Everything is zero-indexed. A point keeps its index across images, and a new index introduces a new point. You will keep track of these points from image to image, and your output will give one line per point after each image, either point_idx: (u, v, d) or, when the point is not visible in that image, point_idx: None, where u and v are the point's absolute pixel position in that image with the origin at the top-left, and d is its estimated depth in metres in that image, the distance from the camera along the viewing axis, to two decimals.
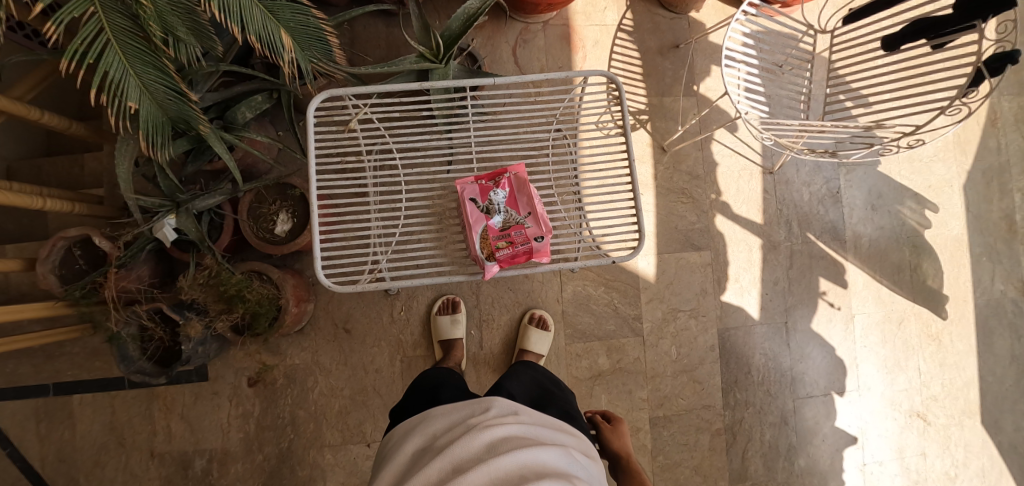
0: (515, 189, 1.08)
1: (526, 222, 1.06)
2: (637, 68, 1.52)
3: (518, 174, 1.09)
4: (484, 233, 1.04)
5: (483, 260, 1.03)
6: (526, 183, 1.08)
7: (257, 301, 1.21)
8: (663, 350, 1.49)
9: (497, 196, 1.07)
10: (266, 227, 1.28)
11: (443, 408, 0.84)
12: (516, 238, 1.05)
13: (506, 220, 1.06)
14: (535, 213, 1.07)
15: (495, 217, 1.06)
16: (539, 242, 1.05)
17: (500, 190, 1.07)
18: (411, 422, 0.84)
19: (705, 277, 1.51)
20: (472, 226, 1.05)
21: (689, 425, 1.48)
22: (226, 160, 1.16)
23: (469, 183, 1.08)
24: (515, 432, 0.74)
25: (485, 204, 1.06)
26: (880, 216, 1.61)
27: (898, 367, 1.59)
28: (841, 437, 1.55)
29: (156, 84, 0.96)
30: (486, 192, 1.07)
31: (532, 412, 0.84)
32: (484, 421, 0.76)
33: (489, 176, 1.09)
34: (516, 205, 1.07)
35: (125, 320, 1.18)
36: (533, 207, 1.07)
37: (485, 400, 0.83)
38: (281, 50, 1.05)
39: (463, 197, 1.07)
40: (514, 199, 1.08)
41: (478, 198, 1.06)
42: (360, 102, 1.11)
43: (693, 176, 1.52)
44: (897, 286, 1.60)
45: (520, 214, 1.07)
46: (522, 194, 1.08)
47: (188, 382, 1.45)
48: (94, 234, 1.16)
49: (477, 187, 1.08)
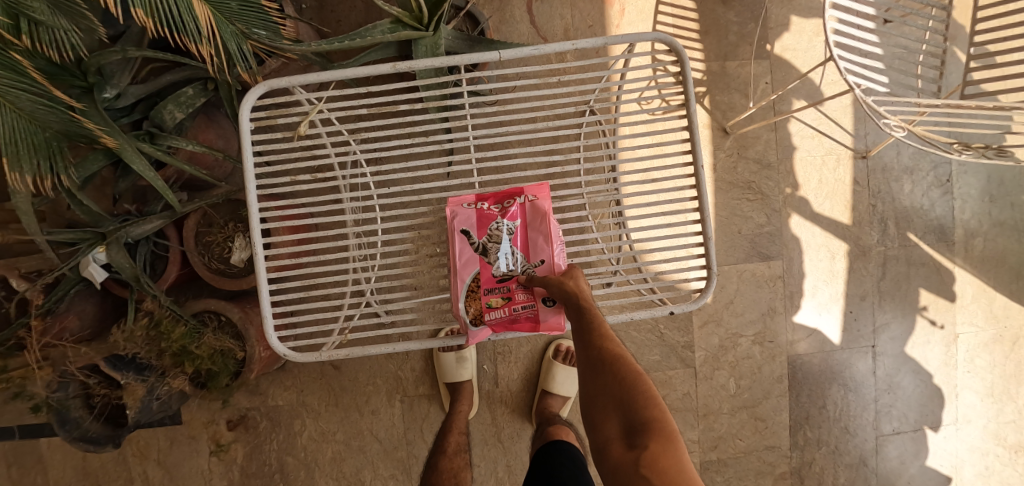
0: (529, 223, 0.75)
1: (535, 274, 0.74)
2: (691, 24, 1.15)
3: (537, 199, 0.75)
4: (474, 284, 0.74)
5: (466, 322, 0.73)
6: (551, 216, 0.74)
7: (210, 355, 0.96)
8: (719, 383, 1.21)
9: (499, 231, 0.74)
10: (220, 255, 1.01)
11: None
12: (516, 297, 0.73)
13: (506, 267, 0.74)
14: (551, 261, 0.74)
15: (492, 262, 0.73)
16: (549, 307, 0.72)
17: (507, 222, 0.74)
18: None
19: (773, 294, 1.20)
20: (459, 273, 0.74)
21: (748, 470, 1.24)
22: (151, 179, 0.87)
23: (465, 207, 0.75)
24: None
25: (484, 240, 0.74)
26: (1000, 209, 1.26)
27: (1006, 395, 1.31)
28: (931, 478, 1.29)
29: (13, 90, 0.67)
30: (486, 222, 0.74)
31: None
32: None
33: (496, 197, 0.76)
34: (525, 246, 0.74)
35: (57, 381, 0.97)
36: (550, 253, 0.74)
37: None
38: (193, 28, 0.74)
39: (452, 228, 0.74)
40: (524, 239, 0.75)
41: (473, 230, 0.74)
42: (315, 94, 0.78)
43: (762, 166, 1.18)
44: (1014, 297, 1.29)
45: (531, 262, 0.74)
46: (537, 233, 0.74)
47: (160, 426, 1.24)
48: (9, 275, 0.93)
49: (476, 215, 0.75)
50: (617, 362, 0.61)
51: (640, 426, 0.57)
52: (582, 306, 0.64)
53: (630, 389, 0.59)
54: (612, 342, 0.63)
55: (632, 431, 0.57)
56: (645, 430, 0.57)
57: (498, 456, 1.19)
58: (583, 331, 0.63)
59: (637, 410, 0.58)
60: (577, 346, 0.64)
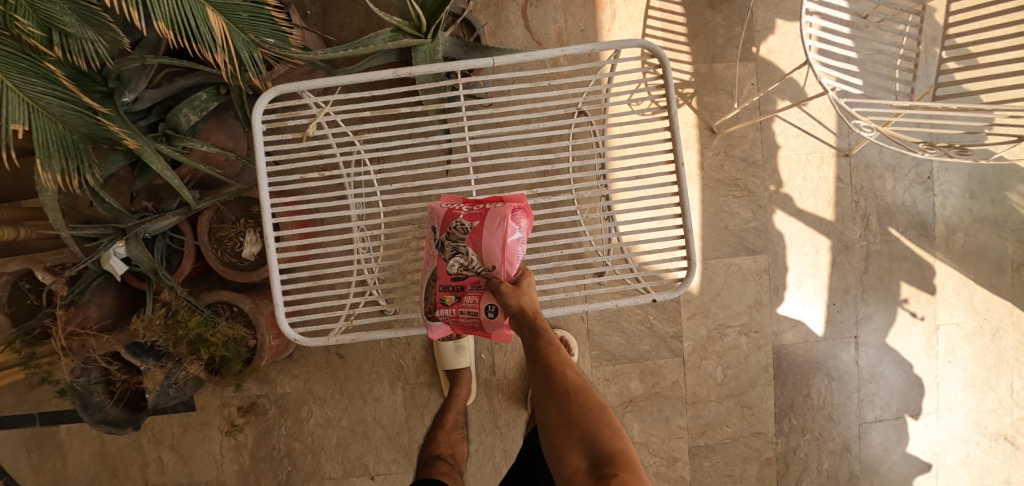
0: (484, 225, 0.70)
1: (485, 278, 0.70)
2: (680, 28, 1.20)
3: (504, 204, 0.71)
4: (434, 279, 0.74)
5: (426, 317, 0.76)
6: (507, 221, 0.69)
7: (224, 343, 1.02)
8: (707, 372, 1.26)
9: (456, 229, 0.72)
10: (232, 249, 1.07)
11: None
12: (465, 299, 0.71)
13: (459, 267, 0.71)
14: (501, 268, 0.69)
15: (446, 260, 0.72)
16: (489, 315, 0.68)
17: (465, 221, 0.71)
18: None
19: (759, 287, 1.26)
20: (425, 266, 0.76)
21: (734, 455, 1.29)
22: (168, 177, 0.93)
23: (440, 205, 0.75)
24: None
25: (443, 236, 0.73)
26: (981, 205, 1.31)
27: (987, 385, 1.35)
28: (912, 465, 1.34)
29: (46, 97, 0.73)
30: (448, 219, 0.73)
31: None
32: None
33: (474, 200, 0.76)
34: (479, 249, 0.70)
35: (80, 367, 1.03)
36: (502, 259, 0.69)
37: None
38: (209, 38, 0.80)
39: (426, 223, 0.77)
40: (477, 240, 0.70)
41: (436, 225, 0.74)
42: (321, 99, 0.84)
43: (748, 164, 1.23)
44: (994, 290, 1.33)
45: (483, 265, 0.70)
46: (492, 237, 0.69)
47: (174, 412, 1.31)
48: (35, 269, 0.99)
49: (443, 212, 0.74)
50: (581, 392, 0.65)
51: (606, 457, 0.61)
52: (545, 339, 0.65)
53: (596, 421, 0.63)
54: (572, 371, 0.67)
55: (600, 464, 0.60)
56: (611, 461, 0.61)
57: (495, 441, 1.25)
58: (549, 364, 0.65)
59: (604, 442, 0.62)
60: (542, 380, 0.65)
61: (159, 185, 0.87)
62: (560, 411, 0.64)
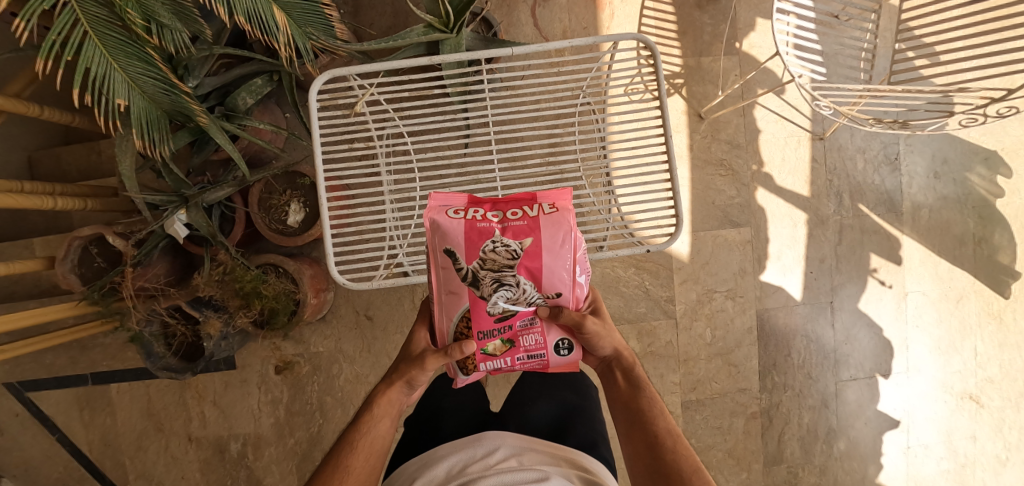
0: (544, 247, 0.60)
1: (546, 310, 0.62)
2: (671, 26, 1.36)
3: (559, 212, 0.61)
4: (466, 320, 0.62)
5: (456, 370, 0.65)
6: (571, 234, 0.61)
7: (274, 296, 1.18)
8: (697, 333, 1.41)
9: (500, 255, 0.59)
10: (278, 217, 1.22)
11: (445, 445, 0.72)
12: (521, 338, 0.62)
13: (508, 303, 0.60)
14: (567, 291, 0.62)
15: (486, 298, 0.60)
16: (560, 351, 0.64)
17: (511, 244, 0.59)
18: (420, 459, 0.71)
19: (743, 256, 1.40)
20: (446, 307, 0.62)
21: (722, 409, 1.43)
22: (229, 151, 1.08)
23: (454, 221, 0.60)
24: (512, 474, 0.60)
25: (476, 268, 0.59)
26: (944, 184, 1.45)
27: (953, 348, 1.49)
28: (884, 421, 1.48)
29: (143, 77, 0.88)
30: (479, 243, 0.59)
31: (548, 447, 0.73)
32: (481, 471, 0.63)
33: (497, 205, 0.64)
34: (536, 277, 0.60)
35: (146, 319, 1.18)
36: (569, 285, 0.62)
37: (491, 436, 0.72)
38: (275, 30, 0.95)
39: (434, 249, 0.61)
40: (537, 267, 0.60)
41: (460, 254, 0.60)
42: (364, 83, 0.99)
43: (733, 146, 1.38)
44: (958, 261, 1.47)
45: (542, 293, 0.61)
46: (551, 259, 0.60)
47: (217, 370, 1.46)
48: (107, 232, 1.13)
49: (468, 231, 0.60)
50: (670, 439, 0.70)
51: None
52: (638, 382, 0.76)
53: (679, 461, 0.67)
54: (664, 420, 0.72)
55: None
56: None
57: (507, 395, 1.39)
58: (641, 408, 0.73)
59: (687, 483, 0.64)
60: (634, 425, 0.73)
61: (223, 150, 1.03)
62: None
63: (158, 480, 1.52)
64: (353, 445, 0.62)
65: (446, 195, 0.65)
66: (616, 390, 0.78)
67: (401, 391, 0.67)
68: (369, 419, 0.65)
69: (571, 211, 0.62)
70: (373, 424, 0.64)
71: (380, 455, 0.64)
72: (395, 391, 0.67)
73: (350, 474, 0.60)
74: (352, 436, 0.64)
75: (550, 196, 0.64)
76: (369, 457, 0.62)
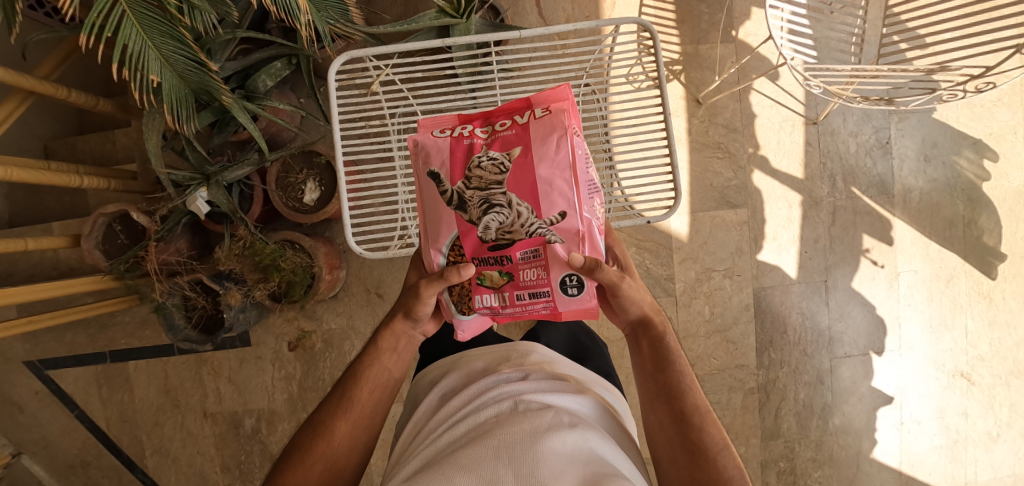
0: (534, 155, 0.59)
1: (550, 235, 0.58)
2: (670, 14, 1.42)
3: (550, 116, 0.61)
4: (457, 249, 0.62)
5: (454, 311, 0.65)
6: (562, 141, 0.59)
7: (292, 270, 1.25)
8: (696, 310, 1.46)
9: (487, 170, 0.60)
10: (294, 196, 1.28)
11: (475, 350, 0.81)
12: (519, 270, 0.59)
13: (500, 227, 0.59)
14: (568, 210, 0.58)
15: (476, 221, 0.60)
16: (564, 287, 0.59)
17: (499, 157, 0.60)
18: (448, 362, 0.80)
19: (741, 236, 1.46)
20: (436, 236, 0.62)
21: (721, 385, 1.48)
22: (251, 130, 1.14)
23: (441, 142, 0.64)
24: (538, 382, 0.67)
25: (462, 188, 0.61)
26: (934, 168, 1.50)
27: (944, 327, 1.54)
28: (878, 397, 1.53)
29: (175, 55, 0.93)
30: (464, 160, 0.62)
31: (570, 363, 0.80)
32: (508, 371, 0.71)
33: (488, 121, 0.66)
34: (529, 193, 0.59)
35: (168, 291, 1.23)
36: (570, 203, 0.58)
37: (522, 344, 0.79)
38: (298, 13, 0.99)
39: (418, 174, 0.65)
40: (528, 180, 0.59)
41: (445, 176, 0.62)
42: (380, 63, 1.04)
43: (729, 130, 1.44)
44: (948, 242, 1.52)
45: (540, 215, 0.58)
46: (542, 170, 0.59)
47: (232, 347, 1.51)
48: (132, 209, 1.18)
49: (453, 149, 0.63)
50: (697, 412, 0.70)
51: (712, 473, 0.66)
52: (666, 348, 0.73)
53: (706, 437, 0.69)
54: (692, 390, 0.72)
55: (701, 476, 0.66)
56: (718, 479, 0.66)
57: None
58: (669, 378, 0.72)
59: (713, 460, 0.67)
60: (659, 393, 0.72)
61: (242, 119, 1.08)
62: (687, 459, 0.68)
63: (174, 455, 1.56)
64: (359, 379, 0.69)
65: (437, 122, 0.70)
66: (643, 353, 0.75)
67: (404, 325, 0.70)
68: (374, 351, 0.70)
69: (564, 112, 0.61)
70: (377, 359, 0.70)
71: (385, 388, 0.70)
72: (399, 324, 0.70)
73: (354, 404, 0.68)
74: (359, 371, 0.70)
75: (545, 101, 0.65)
76: (374, 389, 0.69)
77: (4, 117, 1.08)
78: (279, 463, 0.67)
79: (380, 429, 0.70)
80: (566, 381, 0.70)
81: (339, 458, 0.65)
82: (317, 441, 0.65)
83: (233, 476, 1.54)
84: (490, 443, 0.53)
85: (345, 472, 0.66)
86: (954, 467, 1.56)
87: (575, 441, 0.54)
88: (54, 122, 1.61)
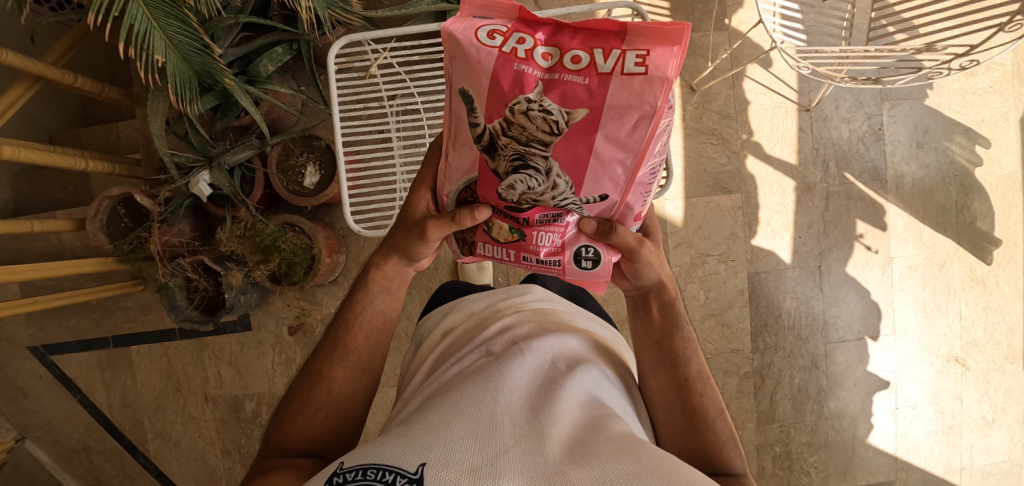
0: (598, 125, 0.50)
1: (580, 210, 0.57)
2: (664, 3, 1.44)
3: (644, 79, 0.48)
4: (473, 186, 0.60)
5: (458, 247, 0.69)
6: (640, 118, 0.49)
7: (292, 251, 1.27)
8: (691, 294, 1.48)
9: (534, 123, 0.51)
10: (295, 180, 1.30)
11: (475, 294, 0.88)
12: (534, 232, 0.60)
13: (528, 195, 0.56)
14: (610, 199, 0.56)
15: (502, 176, 0.55)
16: (578, 264, 0.61)
17: (555, 113, 0.50)
18: (449, 306, 0.88)
19: (735, 221, 1.48)
20: (455, 169, 0.59)
21: (717, 368, 1.49)
22: (252, 113, 1.16)
23: (483, 56, 0.50)
24: (532, 318, 0.75)
25: (498, 130, 0.52)
26: (926, 154, 1.52)
27: (938, 311, 1.55)
28: (873, 382, 1.54)
29: (179, 36, 0.95)
30: (507, 96, 0.51)
31: (568, 303, 0.88)
32: (507, 308, 0.79)
33: (557, 39, 0.51)
34: (577, 172, 0.54)
35: (170, 272, 1.26)
36: (619, 188, 0.55)
37: (520, 285, 0.86)
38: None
39: (450, 85, 0.54)
40: (581, 151, 0.52)
41: (480, 107, 0.52)
42: (379, 46, 1.05)
43: (723, 116, 1.47)
44: (941, 228, 1.54)
45: (580, 196, 0.55)
46: (604, 143, 0.51)
47: (234, 332, 1.54)
48: (136, 192, 1.21)
49: (497, 73, 0.50)
50: (699, 380, 0.73)
51: (710, 439, 0.70)
52: (673, 311, 0.75)
53: (707, 403, 0.71)
54: (695, 359, 0.74)
55: (699, 441, 0.69)
56: (715, 443, 0.70)
57: None
58: (673, 346, 0.73)
59: (711, 426, 0.70)
60: (664, 361, 0.73)
61: (241, 96, 1.10)
62: (685, 422, 0.70)
63: (175, 439, 1.58)
64: (353, 326, 0.73)
65: (488, 3, 0.54)
66: (647, 319, 0.75)
67: (390, 262, 0.73)
68: (366, 296, 0.73)
69: (663, 81, 0.47)
70: (365, 300, 0.73)
71: (381, 333, 0.74)
72: (385, 261, 0.73)
73: (351, 352, 0.72)
74: (350, 317, 0.73)
75: (645, 43, 0.48)
76: (369, 335, 0.73)
77: (12, 100, 1.10)
78: (279, 410, 0.71)
79: (374, 379, 0.74)
80: (564, 323, 0.76)
81: (339, 405, 0.71)
82: (315, 388, 0.70)
83: (235, 459, 1.56)
84: (489, 375, 0.60)
85: (348, 415, 0.72)
86: (950, 453, 1.57)
87: (575, 384, 0.61)
88: (60, 114, 1.64)
